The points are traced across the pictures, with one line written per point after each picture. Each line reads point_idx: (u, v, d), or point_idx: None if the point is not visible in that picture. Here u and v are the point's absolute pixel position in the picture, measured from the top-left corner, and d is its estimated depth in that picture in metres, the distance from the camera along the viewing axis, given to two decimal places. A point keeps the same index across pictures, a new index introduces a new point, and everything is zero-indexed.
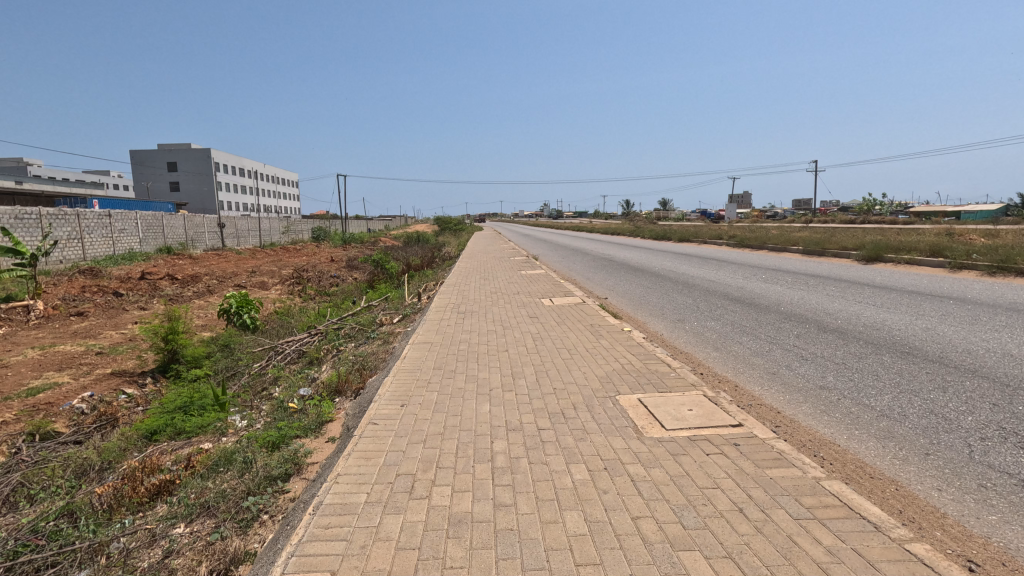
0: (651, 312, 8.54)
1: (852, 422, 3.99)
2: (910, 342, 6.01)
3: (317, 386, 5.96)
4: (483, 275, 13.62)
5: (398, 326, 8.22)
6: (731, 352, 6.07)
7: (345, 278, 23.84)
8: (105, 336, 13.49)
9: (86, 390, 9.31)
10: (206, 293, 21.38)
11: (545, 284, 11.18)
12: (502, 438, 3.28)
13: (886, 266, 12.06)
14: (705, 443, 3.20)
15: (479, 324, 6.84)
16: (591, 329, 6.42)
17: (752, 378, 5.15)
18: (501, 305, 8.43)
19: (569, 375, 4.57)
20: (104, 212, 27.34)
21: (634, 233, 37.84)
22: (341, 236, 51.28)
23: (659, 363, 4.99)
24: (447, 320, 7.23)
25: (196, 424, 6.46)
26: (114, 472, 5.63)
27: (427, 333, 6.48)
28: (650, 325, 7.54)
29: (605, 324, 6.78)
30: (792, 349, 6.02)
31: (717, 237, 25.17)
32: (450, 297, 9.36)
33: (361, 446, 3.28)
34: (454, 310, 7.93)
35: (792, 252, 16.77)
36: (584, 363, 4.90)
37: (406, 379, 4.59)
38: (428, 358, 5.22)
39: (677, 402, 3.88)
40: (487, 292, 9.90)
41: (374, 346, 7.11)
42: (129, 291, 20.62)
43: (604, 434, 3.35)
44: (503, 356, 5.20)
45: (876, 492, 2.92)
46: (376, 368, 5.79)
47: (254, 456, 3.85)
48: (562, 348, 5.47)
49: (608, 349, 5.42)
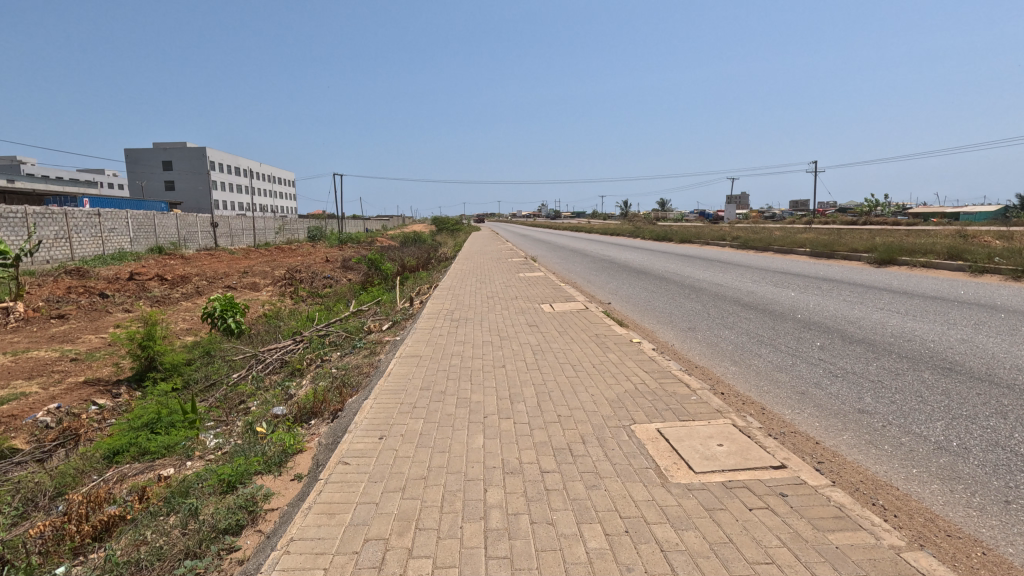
0: (658, 320, 7.96)
1: (908, 458, 3.40)
2: (949, 355, 5.44)
3: (293, 404, 5.37)
4: (480, 277, 13.04)
5: (387, 335, 7.61)
6: (750, 367, 5.50)
7: (340, 279, 23.21)
8: (83, 341, 12.86)
9: (53, 401, 8.69)
10: (194, 295, 20.73)
11: (544, 288, 10.60)
12: (498, 487, 2.70)
13: (902, 269, 11.51)
14: (745, 492, 2.63)
15: (473, 334, 6.24)
16: (597, 341, 5.84)
17: (779, 399, 4.56)
18: (498, 312, 7.85)
19: (574, 398, 3.99)
20: (93, 211, 26.67)
21: (635, 233, 37.32)
22: (337, 235, 50.62)
23: (676, 382, 4.40)
24: (439, 329, 6.63)
25: (163, 444, 5.87)
26: (64, 501, 5.04)
27: (416, 345, 5.89)
28: (659, 334, 6.97)
29: (611, 335, 6.19)
30: (819, 364, 5.44)
31: (720, 237, 24.62)
32: (445, 302, 8.76)
33: (325, 495, 2.69)
34: (448, 318, 7.34)
35: (801, 253, 16.20)
36: (591, 383, 4.32)
37: (388, 402, 4.00)
38: (415, 376, 4.63)
39: (704, 435, 3.29)
40: (484, 297, 9.31)
41: (358, 358, 6.50)
42: (115, 292, 19.98)
43: (621, 480, 2.77)
44: (499, 374, 4.61)
45: (962, 559, 2.35)
46: (358, 385, 5.19)
47: (204, 500, 3.26)
48: (566, 364, 4.89)
49: (616, 365, 4.83)
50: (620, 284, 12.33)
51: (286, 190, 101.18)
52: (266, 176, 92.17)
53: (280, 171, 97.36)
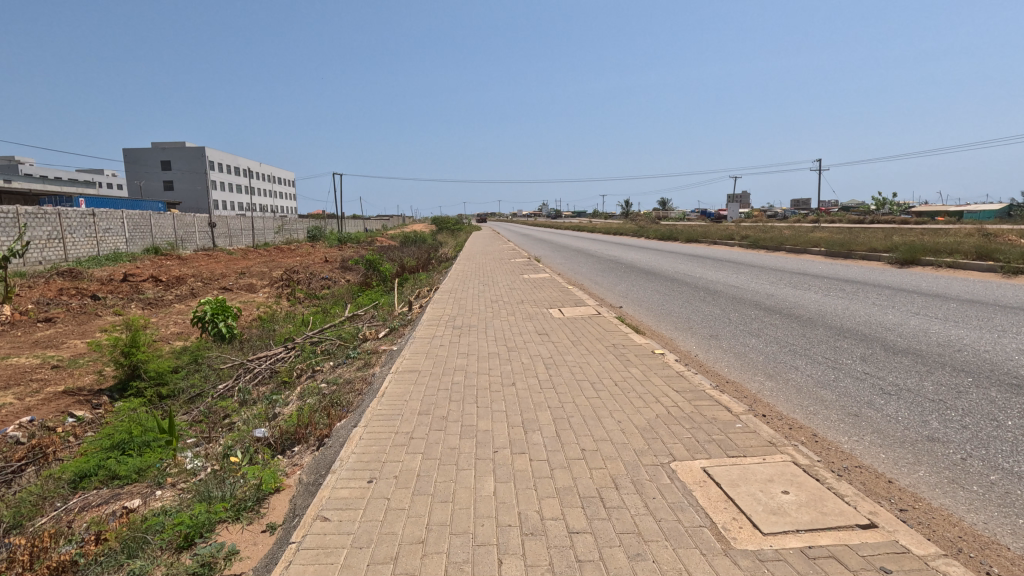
0: (675, 326, 7.42)
1: (1008, 504, 2.81)
2: (1011, 369, 4.85)
3: (276, 425, 4.77)
4: (483, 279, 12.46)
5: (384, 344, 7.01)
6: (788, 382, 4.93)
7: (338, 280, 22.66)
8: (68, 346, 12.27)
9: (26, 414, 8.10)
10: (189, 297, 20.16)
11: (551, 290, 10.02)
12: (516, 558, 2.11)
13: (928, 270, 10.93)
14: (833, 565, 2.04)
15: (478, 345, 5.64)
16: (615, 353, 5.24)
17: (831, 423, 3.97)
18: (504, 318, 7.26)
19: (599, 426, 3.40)
20: (87, 211, 26.09)
21: (639, 232, 36.78)
22: (337, 235, 50.08)
23: (714, 406, 3.81)
24: (440, 338, 6.04)
25: (135, 467, 5.29)
26: (16, 535, 4.45)
27: (414, 357, 5.31)
28: (679, 343, 6.42)
29: (629, 345, 5.60)
30: (865, 379, 4.86)
31: (727, 237, 24.03)
32: (447, 308, 8.16)
33: (294, 569, 2.09)
34: (450, 325, 6.77)
35: (815, 253, 15.58)
36: (616, 407, 3.73)
37: (381, 432, 3.41)
38: (411, 398, 4.05)
39: (762, 478, 2.71)
40: (488, 302, 8.71)
41: (351, 371, 5.93)
42: (107, 294, 19.40)
43: (672, 546, 2.19)
44: (508, 395, 4.02)
45: None
46: (348, 404, 4.58)
47: (151, 561, 2.65)
48: (585, 382, 4.31)
49: (641, 384, 4.23)
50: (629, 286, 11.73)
51: (286, 190, 100.73)
52: (265, 176, 91.49)
53: (280, 171, 96.98)
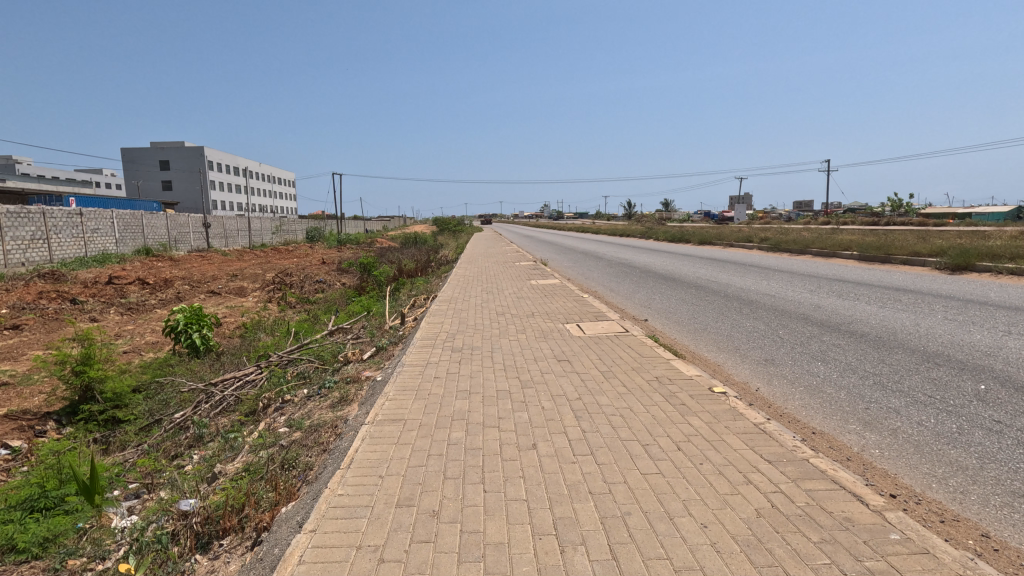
0: (718, 349, 6.19)
1: None
2: None
3: (211, 493, 3.51)
4: (487, 286, 11.23)
5: (368, 369, 5.73)
6: (897, 436, 3.68)
7: (333, 283, 21.44)
8: (27, 359, 11.01)
9: None
10: (176, 301, 18.90)
11: (564, 300, 8.78)
12: None
13: (987, 278, 9.71)
14: None
15: (482, 379, 4.40)
16: (664, 394, 4.00)
17: (1002, 512, 2.72)
18: (515, 337, 6.04)
19: (676, 539, 2.18)
20: (74, 210, 24.89)
21: (647, 233, 35.54)
22: (336, 235, 48.81)
23: (833, 489, 2.58)
24: (436, 367, 4.80)
25: (38, 537, 3.95)
26: None
27: (402, 396, 4.07)
28: (730, 373, 5.20)
29: (678, 380, 4.34)
30: (1005, 433, 3.60)
31: (743, 239, 22.73)
32: (445, 323, 6.91)
33: None
34: (449, 347, 5.53)
35: (848, 258, 14.31)
36: (692, 499, 2.50)
37: (333, 548, 2.17)
38: (388, 474, 2.81)
39: None
40: (493, 315, 7.44)
41: (324, 410, 4.71)
42: (88, 299, 18.17)
43: None
44: (530, 470, 2.80)
45: None
46: (305, 469, 3.34)
47: None
48: (631, 445, 3.09)
49: (716, 452, 2.99)
50: (650, 294, 10.47)
51: (286, 190, 99.73)
52: (265, 175, 90.26)
53: (280, 172, 96.11)
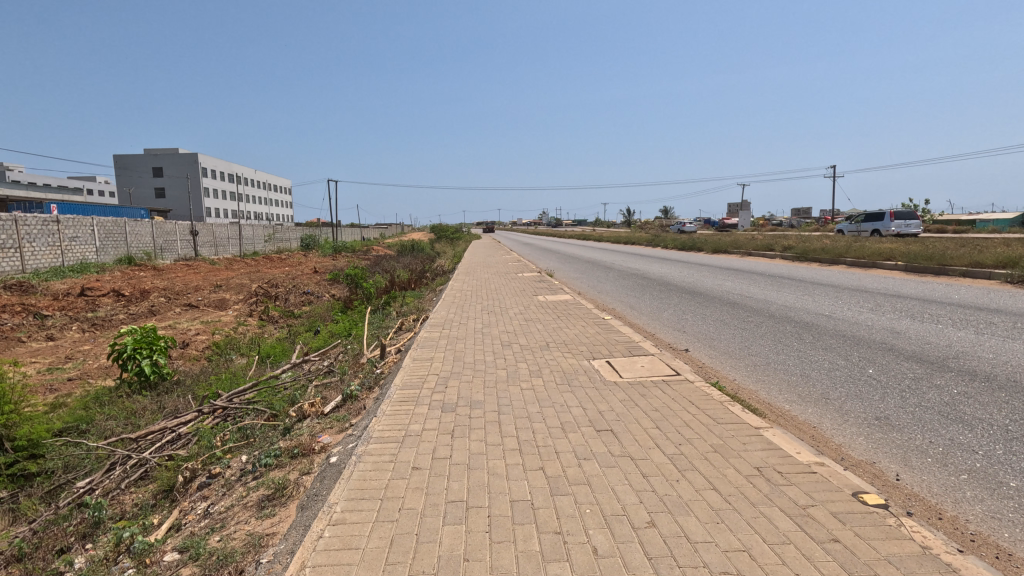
0: (801, 399, 4.59)
1: None
2: None
3: None
4: (487, 305, 9.62)
5: (326, 435, 4.10)
6: None
7: (321, 296, 19.84)
8: None
9: None
10: (150, 315, 17.19)
11: (585, 325, 7.18)
12: None
13: None
14: None
15: (487, 475, 2.78)
16: (793, 513, 2.40)
17: None
18: (532, 386, 4.44)
19: None
20: (51, 217, 23.21)
21: (655, 241, 34.10)
22: (331, 243, 47.17)
23: None
24: (416, 446, 3.19)
25: None
26: None
27: (358, 514, 2.45)
28: (841, 446, 3.61)
29: (799, 478, 2.76)
30: None
31: (763, 248, 21.22)
32: (437, 361, 5.31)
33: None
34: (439, 407, 3.91)
35: (892, 270, 12.77)
36: None
37: None
38: None
39: None
40: (500, 348, 5.84)
41: (247, 513, 3.09)
42: (53, 313, 16.48)
43: None
44: None
45: None
46: None
47: None
48: None
49: None
50: (680, 313, 8.90)
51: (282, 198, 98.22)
52: (261, 183, 88.90)
53: (277, 179, 94.83)
